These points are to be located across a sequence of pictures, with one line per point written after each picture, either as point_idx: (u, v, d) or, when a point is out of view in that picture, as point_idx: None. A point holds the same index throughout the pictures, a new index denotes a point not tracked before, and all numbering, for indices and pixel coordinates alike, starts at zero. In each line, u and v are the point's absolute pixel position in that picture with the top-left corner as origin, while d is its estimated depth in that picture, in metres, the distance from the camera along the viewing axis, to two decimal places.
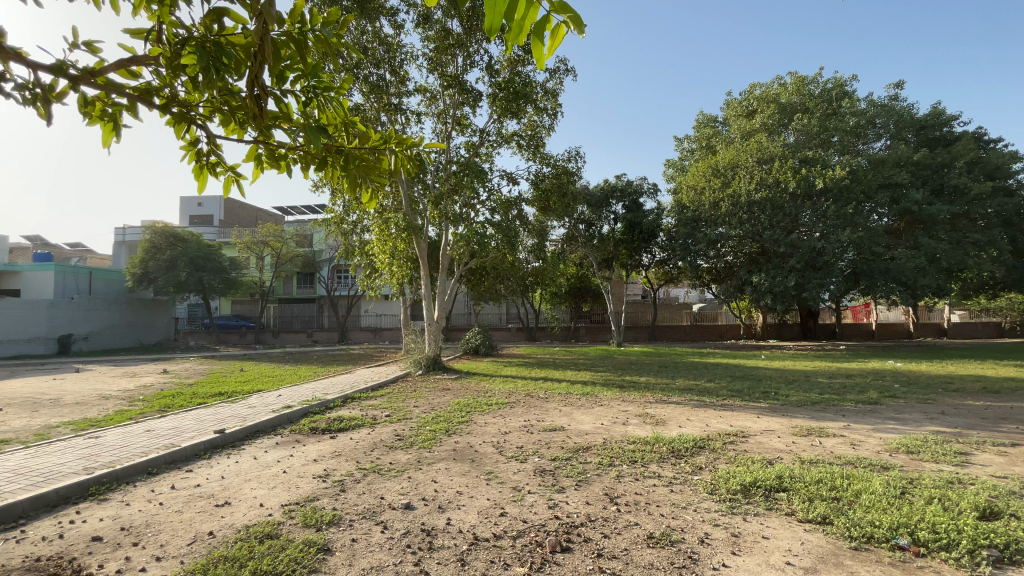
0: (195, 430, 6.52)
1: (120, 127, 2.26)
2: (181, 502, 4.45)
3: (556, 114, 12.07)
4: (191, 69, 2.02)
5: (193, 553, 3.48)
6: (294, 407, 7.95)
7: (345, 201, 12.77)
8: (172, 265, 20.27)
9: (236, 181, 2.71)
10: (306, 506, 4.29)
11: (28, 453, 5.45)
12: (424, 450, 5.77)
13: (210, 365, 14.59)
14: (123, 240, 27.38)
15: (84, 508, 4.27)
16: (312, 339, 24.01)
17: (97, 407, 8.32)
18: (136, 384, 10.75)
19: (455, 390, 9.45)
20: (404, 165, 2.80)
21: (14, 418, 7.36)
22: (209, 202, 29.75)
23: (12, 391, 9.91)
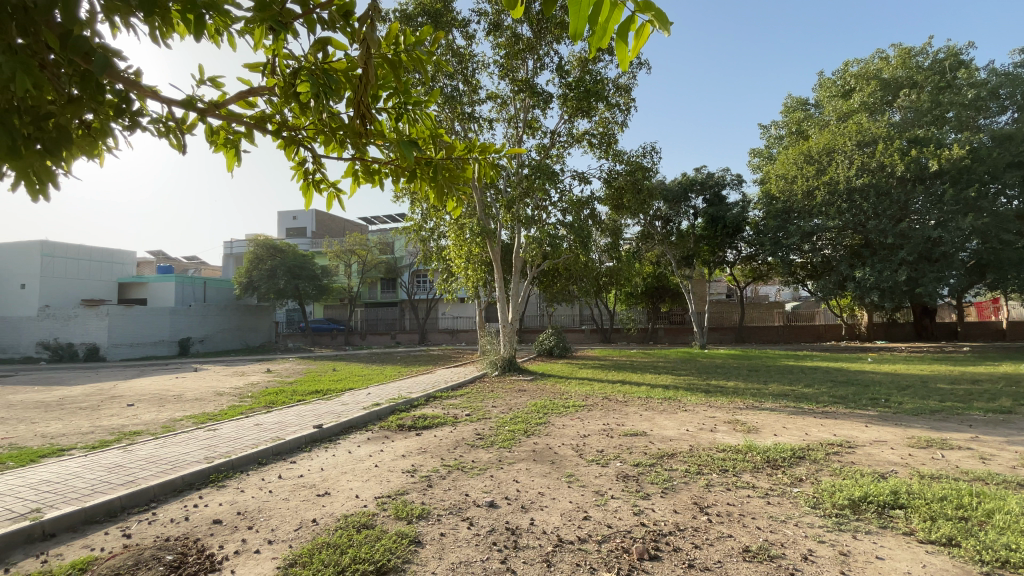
0: (296, 425, 7.11)
1: (240, 152, 2.51)
2: (287, 490, 4.88)
3: (629, 109, 11.79)
4: (301, 97, 2.20)
5: (300, 538, 3.80)
6: (382, 405, 8.41)
7: (423, 209, 13.30)
8: (273, 273, 22.26)
9: (336, 196, 2.92)
10: (397, 499, 4.52)
11: (160, 444, 6.23)
12: (504, 449, 5.86)
13: (306, 365, 15.83)
14: (232, 253, 30.56)
15: (206, 493, 4.82)
16: (395, 340, 25.29)
17: (213, 402, 9.34)
18: (245, 382, 11.93)
19: (532, 392, 9.51)
20: (487, 172, 2.88)
21: (148, 412, 8.46)
22: (303, 215, 32.36)
23: (148, 387, 11.42)
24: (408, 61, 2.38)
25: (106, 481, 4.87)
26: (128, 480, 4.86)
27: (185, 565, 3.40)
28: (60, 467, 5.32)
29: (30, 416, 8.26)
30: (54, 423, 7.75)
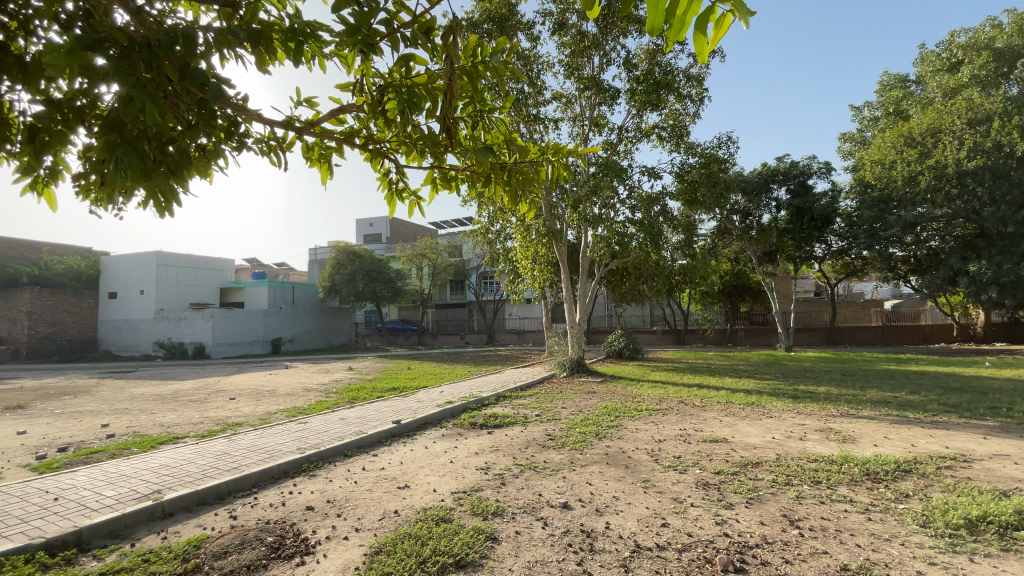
0: (376, 420, 7.51)
1: (332, 167, 2.71)
2: (370, 482, 5.16)
3: (702, 99, 11.28)
4: (388, 112, 2.33)
5: (384, 527, 4.01)
6: (455, 403, 8.67)
7: (491, 212, 13.48)
8: (353, 277, 23.64)
9: (417, 204, 3.05)
10: (472, 495, 4.64)
11: (258, 434, 6.83)
12: (576, 451, 5.82)
13: (383, 363, 16.64)
14: (316, 259, 32.85)
15: (299, 481, 5.21)
16: (465, 340, 25.91)
17: (302, 397, 10.09)
18: (329, 379, 12.76)
19: (602, 394, 9.36)
20: (560, 173, 2.88)
21: (248, 405, 9.30)
22: (378, 221, 34.11)
23: (246, 383, 12.55)
24: (485, 70, 2.45)
25: (215, 467, 5.41)
26: (232, 467, 5.37)
27: (284, 547, 3.70)
28: (177, 453, 5.98)
29: (152, 407, 9.37)
30: (171, 413, 8.73)
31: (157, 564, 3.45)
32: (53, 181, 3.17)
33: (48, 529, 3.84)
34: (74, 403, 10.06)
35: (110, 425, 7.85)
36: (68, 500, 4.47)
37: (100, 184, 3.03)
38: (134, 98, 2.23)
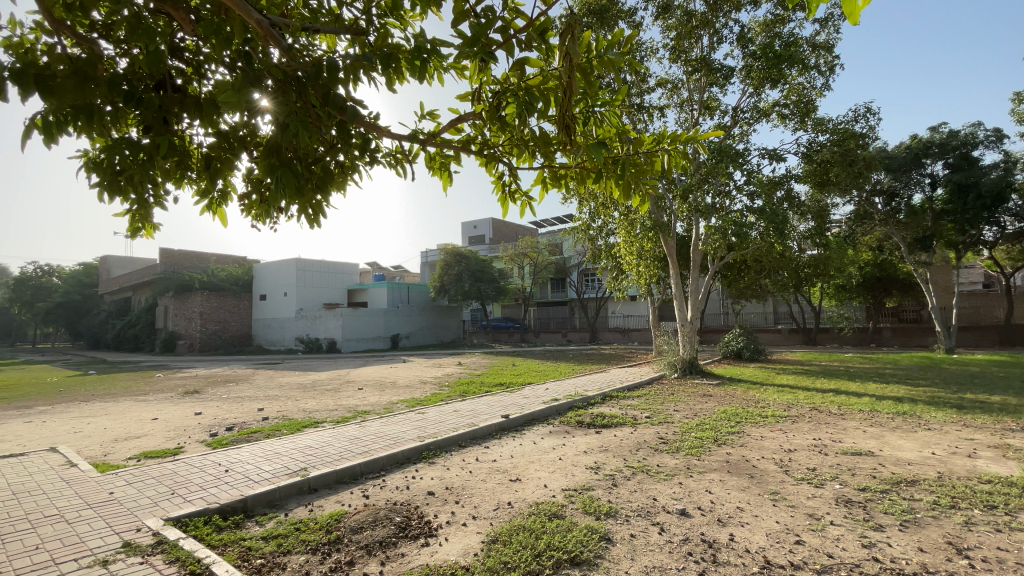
0: (487, 414, 7.80)
1: (451, 174, 2.86)
2: (484, 472, 5.38)
3: (832, 69, 10.07)
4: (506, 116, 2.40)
5: (499, 518, 4.16)
6: (561, 400, 8.70)
7: (593, 207, 13.26)
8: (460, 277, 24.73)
9: (528, 205, 3.10)
10: (584, 494, 4.62)
11: (383, 422, 7.47)
12: (692, 457, 5.53)
13: (490, 360, 17.26)
14: (426, 261, 35.06)
15: (420, 467, 5.60)
16: (567, 339, 25.84)
17: (419, 390, 10.82)
18: (441, 373, 13.53)
19: (719, 397, 8.78)
20: (677, 162, 2.76)
21: (373, 396, 10.21)
22: (482, 223, 35.49)
23: (371, 375, 13.80)
24: (601, 64, 2.41)
25: (348, 449, 6.03)
26: (363, 451, 5.94)
27: (410, 527, 4.00)
28: (318, 436, 6.76)
29: (296, 395, 10.69)
30: (311, 401, 9.90)
31: (307, 532, 3.93)
32: (224, 203, 3.74)
33: (222, 496, 4.56)
34: (237, 389, 11.85)
35: (264, 409, 9.12)
36: (236, 472, 5.27)
37: (260, 202, 3.53)
38: (290, 124, 2.56)
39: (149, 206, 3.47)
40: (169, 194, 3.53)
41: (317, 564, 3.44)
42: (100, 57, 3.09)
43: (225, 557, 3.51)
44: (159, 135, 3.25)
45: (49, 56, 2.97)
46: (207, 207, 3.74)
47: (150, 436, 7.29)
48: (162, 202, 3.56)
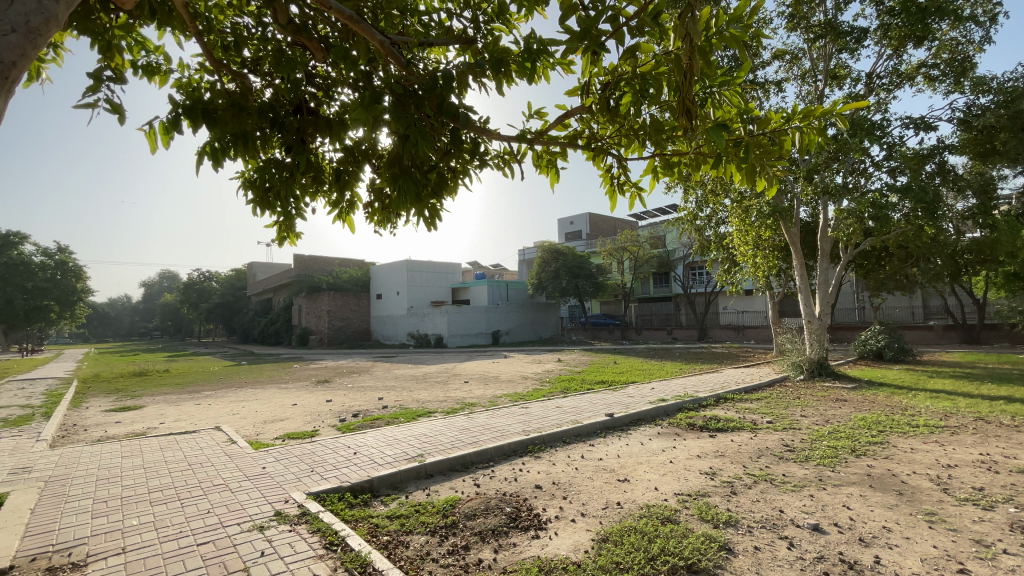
0: (591, 411, 7.73)
1: (558, 170, 2.87)
2: (590, 470, 5.34)
3: (998, 15, 8.44)
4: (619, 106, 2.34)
5: (609, 517, 4.10)
6: (670, 401, 8.34)
7: (702, 195, 12.49)
8: (558, 274, 24.70)
9: (639, 197, 3.00)
10: (699, 500, 4.38)
11: (490, 415, 7.74)
12: (825, 468, 4.98)
13: (591, 357, 17.07)
14: (524, 259, 35.61)
15: (527, 461, 5.71)
16: (672, 336, 24.64)
17: (522, 385, 11.03)
18: (543, 369, 13.67)
19: (855, 403, 7.80)
20: (812, 139, 2.49)
21: (479, 389, 10.62)
22: (579, 219, 35.18)
23: (476, 369, 14.38)
24: (721, 40, 2.26)
25: (460, 439, 6.34)
26: (473, 441, 6.20)
27: (520, 519, 4.10)
28: (431, 425, 7.19)
29: (410, 387, 11.48)
30: (423, 392, 10.57)
31: (426, 515, 4.20)
32: (351, 211, 4.12)
33: (352, 476, 5.05)
34: (359, 380, 13.04)
35: (383, 399, 9.92)
36: (363, 455, 5.81)
37: (381, 208, 3.83)
38: (409, 135, 2.74)
39: (291, 217, 3.94)
40: (305, 205, 3.96)
41: (436, 546, 3.66)
42: (250, 88, 3.56)
43: (357, 531, 3.87)
44: (297, 153, 3.67)
45: (212, 93, 3.48)
46: (337, 216, 4.14)
47: (291, 419, 8.30)
48: (301, 213, 4.02)
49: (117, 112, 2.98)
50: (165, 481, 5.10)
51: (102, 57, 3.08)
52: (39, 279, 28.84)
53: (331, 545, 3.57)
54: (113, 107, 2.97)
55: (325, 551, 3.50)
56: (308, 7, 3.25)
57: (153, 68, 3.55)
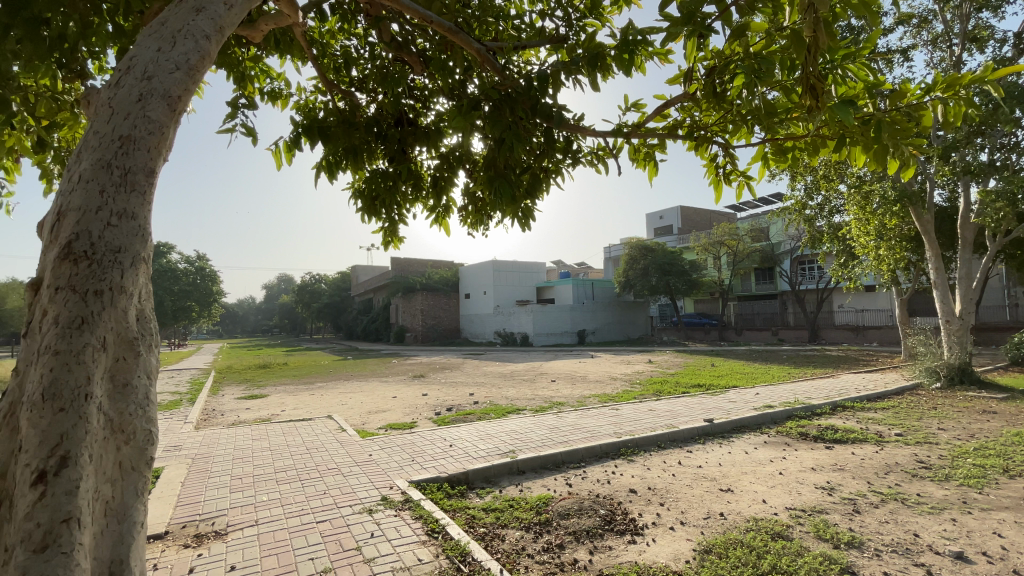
0: (687, 416, 7.36)
1: (657, 163, 2.77)
2: (689, 477, 5.09)
3: None
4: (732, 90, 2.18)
5: (711, 528, 3.88)
6: (776, 407, 7.69)
7: (812, 181, 11.35)
8: (647, 271, 23.83)
9: (746, 186, 2.80)
10: (815, 516, 3.99)
11: (580, 415, 7.67)
12: (971, 489, 4.30)
13: (685, 359, 16.24)
14: (611, 256, 34.87)
15: (620, 464, 5.57)
16: (778, 338, 22.66)
17: (612, 385, 10.81)
18: (633, 370, 13.30)
19: (1010, 416, 6.65)
20: (959, 110, 2.16)
21: (567, 388, 10.59)
22: (669, 213, 33.70)
23: (564, 368, 14.36)
24: (845, 8, 2.04)
25: (550, 438, 6.35)
26: (564, 440, 6.18)
27: (615, 522, 4.00)
28: (521, 422, 7.30)
29: (499, 384, 11.75)
30: (513, 389, 10.76)
31: (520, 510, 4.26)
32: (447, 215, 4.30)
33: (449, 468, 5.27)
34: (451, 376, 13.61)
35: (474, 394, 10.26)
36: (458, 447, 6.05)
37: (475, 211, 3.95)
38: (504, 137, 2.78)
39: (394, 222, 4.18)
40: (406, 211, 4.20)
41: (530, 542, 3.70)
42: (357, 105, 3.85)
43: (455, 521, 4.03)
44: (399, 162, 3.90)
45: (325, 111, 3.81)
46: (434, 219, 4.33)
47: (392, 411, 8.87)
48: (403, 219, 4.27)
49: (250, 135, 3.37)
50: (287, 462, 5.70)
51: (238, 87, 3.50)
52: (184, 283, 33.67)
53: (432, 532, 3.75)
54: (248, 130, 3.37)
55: (428, 537, 3.67)
56: (408, 23, 3.44)
57: (277, 94, 3.96)
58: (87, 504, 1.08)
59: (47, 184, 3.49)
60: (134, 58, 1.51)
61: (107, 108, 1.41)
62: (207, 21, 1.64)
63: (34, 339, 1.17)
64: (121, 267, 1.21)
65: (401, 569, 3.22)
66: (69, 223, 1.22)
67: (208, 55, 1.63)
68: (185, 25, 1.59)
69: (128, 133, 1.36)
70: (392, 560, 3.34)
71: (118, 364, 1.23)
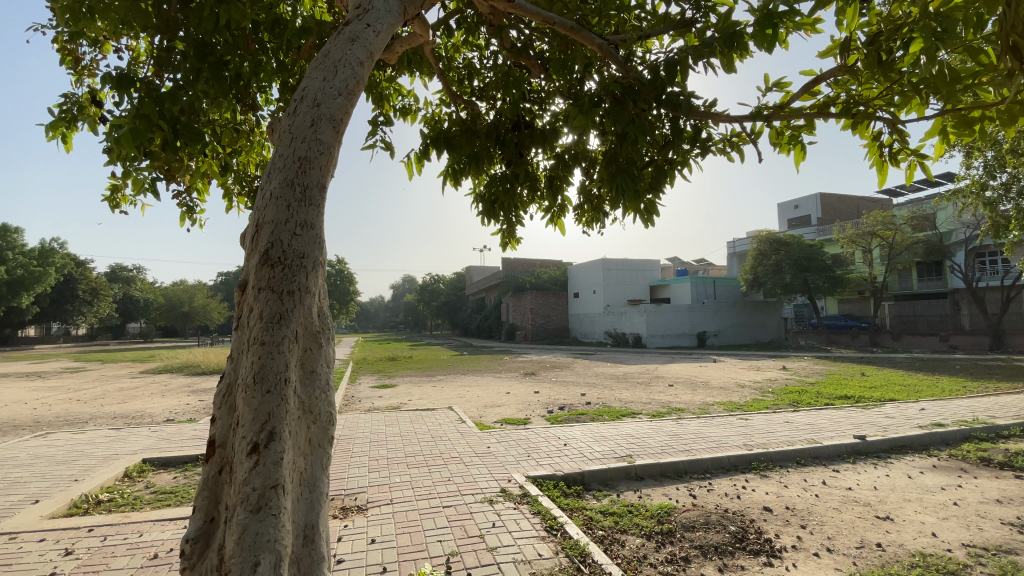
0: (832, 431, 6.51)
1: (805, 147, 2.49)
2: (835, 500, 4.50)
3: None
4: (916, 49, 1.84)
5: (866, 559, 3.40)
6: (948, 426, 6.50)
7: (996, 155, 9.43)
8: (779, 268, 21.60)
9: (917, 166, 2.39)
10: (1003, 558, 3.31)
11: (702, 423, 7.20)
12: None
13: (827, 366, 14.39)
14: (735, 252, 32.26)
15: (752, 479, 5.11)
16: (948, 344, 19.08)
17: (738, 393, 10.00)
18: (763, 377, 12.15)
19: None
20: None
21: (687, 393, 10.02)
22: (805, 202, 30.26)
23: (682, 372, 13.61)
24: None
25: (670, 445, 6.05)
26: (685, 449, 5.85)
27: (747, 540, 3.68)
28: (637, 427, 7.06)
29: (613, 385, 11.50)
30: (627, 392, 10.46)
31: (639, 517, 4.11)
32: (562, 214, 4.30)
33: (564, 467, 5.27)
34: (564, 375, 13.62)
35: (587, 395, 10.16)
36: (573, 447, 6.03)
37: (591, 209, 3.89)
38: (626, 131, 2.66)
39: (512, 224, 4.30)
40: (525, 213, 4.29)
41: (653, 551, 3.55)
42: (478, 113, 4.02)
43: (574, 520, 4.01)
44: (517, 165, 3.97)
45: (450, 122, 4.01)
46: (550, 220, 4.36)
47: (506, 406, 9.14)
48: (520, 221, 4.37)
49: (388, 149, 3.70)
50: (415, 448, 6.15)
51: (376, 106, 3.86)
52: None
53: (551, 529, 3.79)
54: (385, 145, 3.70)
55: (547, 533, 3.71)
56: (528, 27, 3.51)
57: (407, 110, 4.29)
58: (290, 470, 1.27)
59: (228, 202, 4.12)
60: (305, 88, 1.71)
61: (288, 134, 1.61)
62: (360, 49, 1.82)
63: (244, 331, 1.40)
64: (306, 271, 1.41)
65: (524, 562, 3.28)
66: (266, 233, 1.43)
67: (361, 80, 1.80)
68: (343, 54, 1.78)
69: (305, 154, 1.55)
70: (514, 552, 3.43)
71: (307, 355, 1.43)
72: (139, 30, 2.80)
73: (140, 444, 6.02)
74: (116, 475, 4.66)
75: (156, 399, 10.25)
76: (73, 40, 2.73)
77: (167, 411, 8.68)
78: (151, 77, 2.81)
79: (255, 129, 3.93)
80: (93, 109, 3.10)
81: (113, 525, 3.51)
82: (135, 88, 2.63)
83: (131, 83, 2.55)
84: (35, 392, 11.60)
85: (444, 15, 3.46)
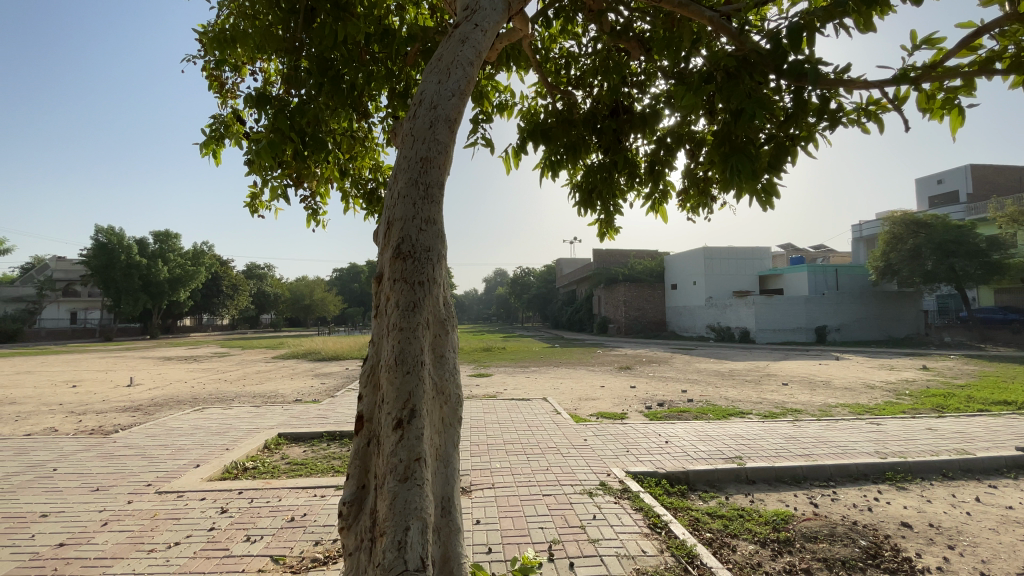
0: (988, 441, 5.58)
1: (965, 110, 2.14)
2: (992, 519, 3.86)
3: None
4: None
5: None
6: None
7: None
8: (917, 253, 18.87)
9: None
10: None
11: (824, 426, 6.53)
12: None
13: (980, 366, 12.39)
14: (861, 237, 28.83)
15: (886, 490, 4.55)
16: None
17: (866, 394, 8.96)
18: (897, 377, 10.76)
19: None
20: None
21: (803, 393, 9.19)
22: (950, 176, 26.16)
23: (797, 370, 12.50)
24: None
25: (785, 448, 5.58)
26: (804, 453, 5.36)
27: (881, 557, 3.28)
28: (746, 427, 6.58)
29: (716, 382, 10.88)
30: (732, 389, 9.84)
31: (751, 522, 3.84)
32: (664, 201, 4.13)
33: (666, 465, 5.08)
34: (661, 369, 13.17)
35: (690, 391, 9.68)
36: (675, 445, 5.79)
37: (697, 193, 3.68)
38: (741, 106, 2.42)
39: (611, 214, 4.21)
40: (623, 203, 4.18)
41: (767, 559, 3.31)
42: (575, 102, 3.95)
43: (679, 520, 3.86)
44: (614, 152, 3.84)
45: (546, 113, 3.98)
46: (651, 207, 4.21)
47: (603, 400, 9.02)
48: (619, 209, 4.25)
49: (488, 145, 3.81)
50: (514, 437, 6.31)
51: (477, 106, 4.01)
52: None
53: (654, 527, 3.68)
54: (487, 142, 3.82)
55: (650, 530, 3.63)
56: (628, 9, 3.39)
57: (505, 105, 4.36)
58: (428, 440, 1.38)
59: (346, 203, 4.50)
60: (421, 93, 1.79)
61: (410, 137, 1.70)
62: (470, 50, 1.89)
63: (383, 318, 1.53)
64: (432, 263, 1.51)
65: (626, 557, 3.24)
66: (396, 230, 1.54)
67: (471, 79, 1.86)
68: (455, 55, 1.85)
69: (426, 155, 1.65)
70: (616, 545, 3.40)
71: (437, 341, 1.54)
72: (269, 53, 3.12)
73: (276, 420, 6.87)
74: (257, 446, 5.35)
75: (287, 381, 11.63)
76: (219, 66, 3.11)
77: (295, 392, 9.80)
78: (283, 94, 3.11)
79: (368, 135, 4.22)
80: (236, 127, 3.54)
81: (259, 490, 4.04)
82: (270, 106, 2.95)
83: (267, 101, 2.87)
84: (195, 373, 13.70)
85: (542, 6, 3.45)
